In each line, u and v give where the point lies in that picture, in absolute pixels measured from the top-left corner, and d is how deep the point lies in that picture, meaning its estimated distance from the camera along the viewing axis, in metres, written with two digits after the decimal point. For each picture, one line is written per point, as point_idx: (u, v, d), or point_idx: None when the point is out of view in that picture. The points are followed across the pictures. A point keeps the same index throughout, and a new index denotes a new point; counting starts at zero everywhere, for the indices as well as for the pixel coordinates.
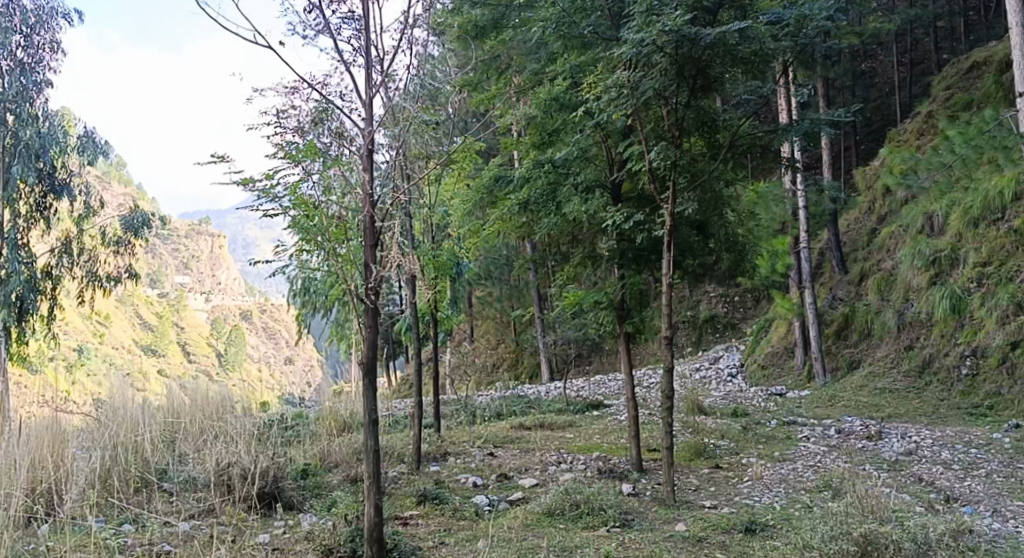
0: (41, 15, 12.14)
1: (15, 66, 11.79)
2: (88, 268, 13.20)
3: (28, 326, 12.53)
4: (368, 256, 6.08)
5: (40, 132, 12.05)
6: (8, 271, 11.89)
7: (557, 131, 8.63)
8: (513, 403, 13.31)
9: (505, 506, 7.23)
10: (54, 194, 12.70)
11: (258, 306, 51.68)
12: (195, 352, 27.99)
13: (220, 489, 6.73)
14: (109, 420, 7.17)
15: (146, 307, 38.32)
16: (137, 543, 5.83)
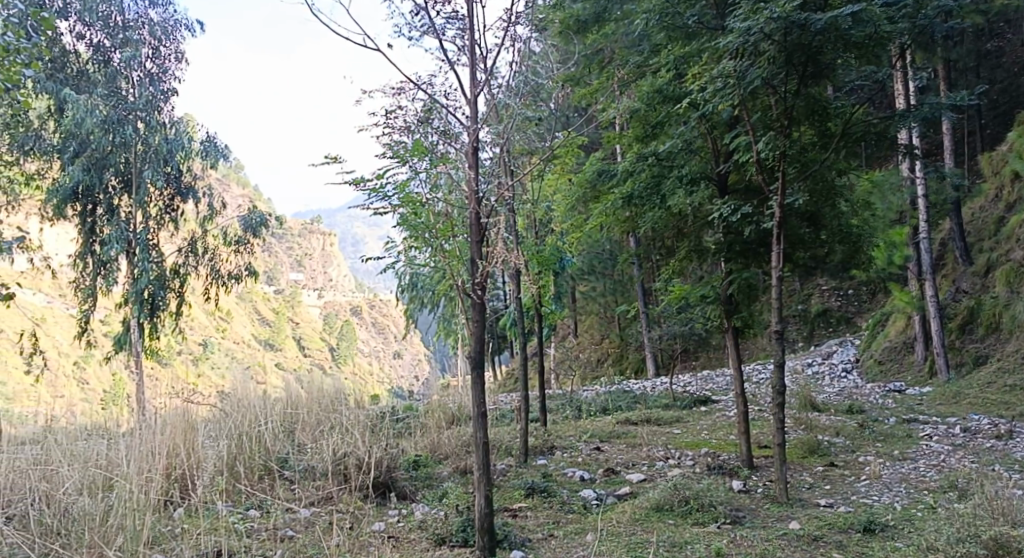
0: (164, 27, 12.84)
1: (146, 76, 12.52)
2: (211, 267, 13.83)
3: (159, 322, 13.22)
4: (475, 252, 6.22)
5: (167, 138, 12.64)
6: (138, 271, 12.49)
7: (661, 123, 8.50)
8: (619, 398, 13.29)
9: (613, 500, 7.23)
10: (180, 197, 13.28)
11: (367, 301, 53.07)
12: (308, 346, 29.00)
13: (337, 478, 6.98)
14: (233, 411, 7.46)
15: (263, 303, 39.90)
16: (262, 527, 6.13)
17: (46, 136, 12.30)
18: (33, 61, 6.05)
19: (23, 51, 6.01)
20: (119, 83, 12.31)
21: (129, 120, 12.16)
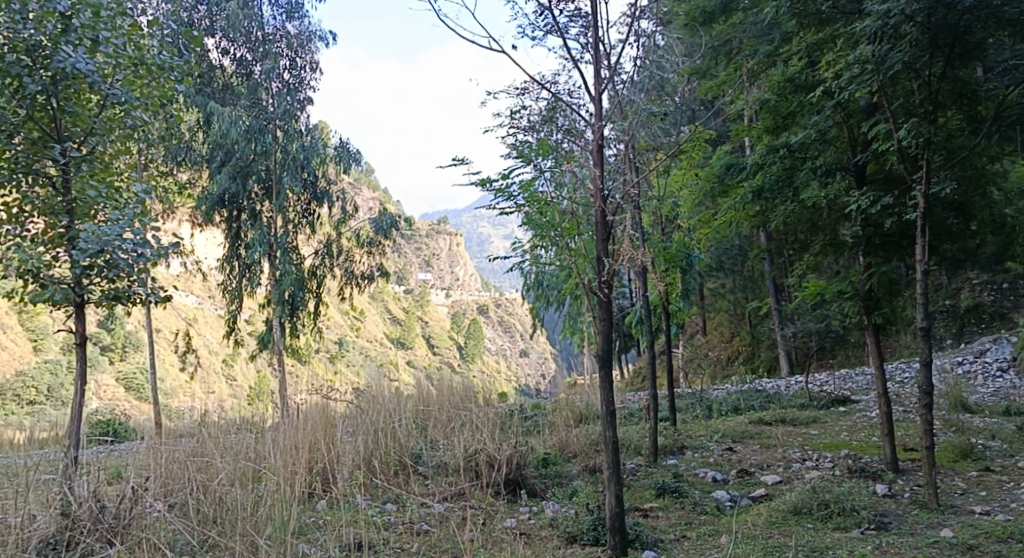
0: (301, 39, 13.33)
1: (284, 87, 12.99)
2: (346, 268, 14.30)
3: (299, 322, 13.78)
4: (601, 250, 6.14)
5: (304, 145, 13.05)
6: (280, 272, 13.00)
7: (792, 114, 8.20)
8: (751, 397, 12.93)
9: (747, 502, 7.05)
10: (316, 201, 13.77)
11: (494, 300, 53.74)
12: (438, 344, 29.60)
13: (468, 474, 7.06)
14: (368, 408, 7.66)
15: (394, 303, 41.08)
16: (399, 521, 6.28)
17: (195, 147, 13.00)
18: (185, 77, 6.39)
19: (177, 68, 6.36)
20: (260, 94, 12.87)
21: (269, 129, 12.68)
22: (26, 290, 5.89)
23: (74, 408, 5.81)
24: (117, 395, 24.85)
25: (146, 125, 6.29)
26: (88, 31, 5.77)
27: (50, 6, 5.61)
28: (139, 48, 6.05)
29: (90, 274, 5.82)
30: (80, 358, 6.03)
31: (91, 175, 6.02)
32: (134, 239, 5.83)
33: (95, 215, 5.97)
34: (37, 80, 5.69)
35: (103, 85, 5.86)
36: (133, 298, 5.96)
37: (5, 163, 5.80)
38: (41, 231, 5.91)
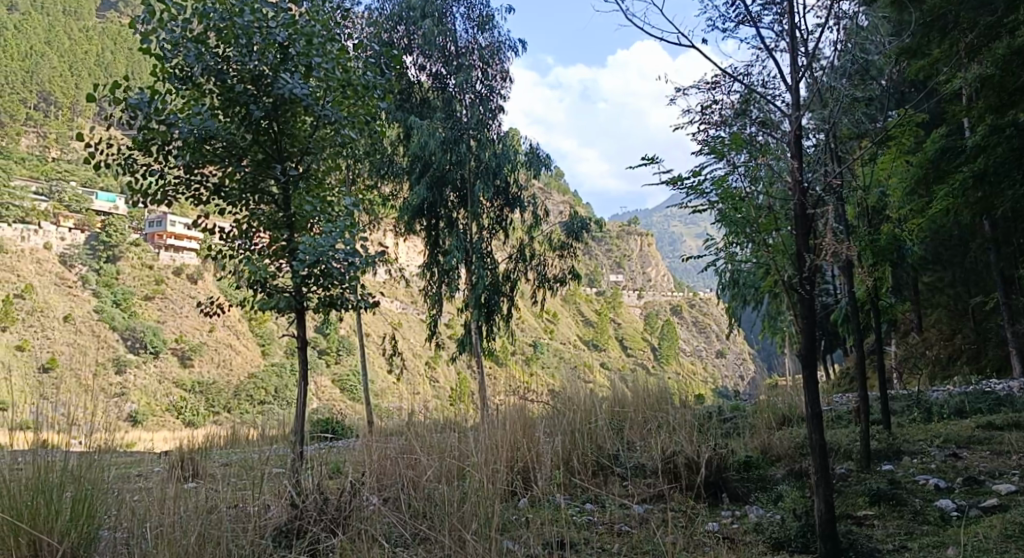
0: (491, 49, 13.55)
1: (477, 97, 13.39)
2: (540, 272, 14.21)
3: (495, 326, 13.96)
4: (802, 244, 5.87)
5: (496, 153, 13.28)
6: (476, 277, 13.30)
7: (1018, 91, 7.70)
8: (977, 400, 11.91)
9: (977, 512, 6.51)
10: (509, 207, 13.90)
11: (687, 302, 53.31)
12: (632, 346, 29.33)
13: (667, 476, 6.98)
14: (567, 407, 7.67)
15: (587, 305, 41.58)
16: (599, 521, 6.31)
17: (396, 160, 13.58)
18: (387, 94, 6.74)
19: (380, 86, 6.74)
20: (454, 107, 13.30)
21: (463, 139, 13.07)
22: (255, 299, 6.42)
23: (298, 407, 6.25)
24: (333, 397, 26.43)
25: (354, 142, 6.66)
26: (303, 59, 6.24)
27: (271, 38, 6.13)
28: (347, 70, 6.44)
29: (309, 282, 6.26)
30: (301, 361, 6.48)
31: (307, 192, 6.47)
32: (346, 249, 6.22)
33: (311, 227, 6.41)
34: (262, 106, 6.22)
35: (315, 106, 6.29)
36: (347, 304, 6.36)
37: (235, 184, 6.38)
38: (268, 245, 6.44)
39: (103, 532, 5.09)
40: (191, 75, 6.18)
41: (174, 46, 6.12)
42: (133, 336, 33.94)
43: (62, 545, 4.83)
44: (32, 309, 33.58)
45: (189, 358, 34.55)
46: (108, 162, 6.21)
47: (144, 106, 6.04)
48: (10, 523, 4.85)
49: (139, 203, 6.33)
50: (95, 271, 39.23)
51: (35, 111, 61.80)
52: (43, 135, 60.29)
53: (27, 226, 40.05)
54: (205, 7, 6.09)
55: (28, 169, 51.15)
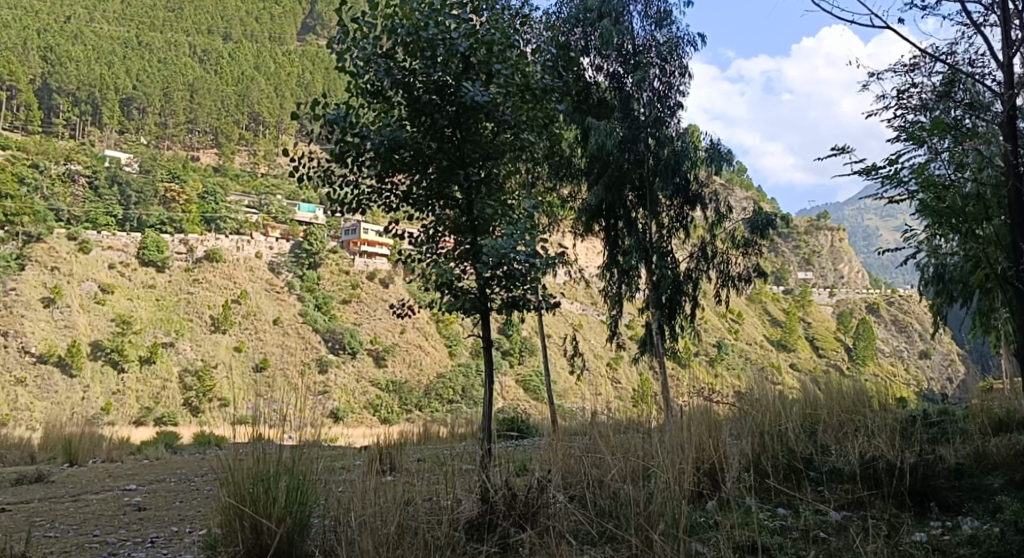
0: (670, 45, 12.94)
1: (655, 95, 12.82)
2: (723, 270, 13.55)
3: (678, 326, 13.59)
4: None
5: (675, 150, 12.67)
6: (657, 277, 12.90)
7: None
8: None
9: None
10: (689, 204, 13.37)
11: (885, 299, 50.34)
12: (825, 347, 27.97)
13: (868, 482, 6.62)
14: (754, 406, 7.24)
15: (775, 304, 40.02)
16: (794, 527, 6.07)
17: (574, 161, 13.16)
18: (563, 96, 6.83)
19: (557, 90, 6.83)
20: (631, 106, 12.75)
21: (642, 137, 12.59)
22: (442, 301, 6.62)
23: (485, 407, 6.39)
24: (519, 397, 27.05)
25: (533, 145, 6.75)
26: (484, 67, 6.43)
27: (454, 48, 6.35)
28: (526, 75, 6.56)
29: (492, 284, 6.43)
30: (487, 361, 6.64)
31: (489, 196, 6.61)
32: (527, 251, 6.31)
33: (493, 231, 6.56)
34: (446, 114, 6.44)
35: (496, 112, 6.45)
36: (529, 305, 6.47)
37: (422, 191, 6.61)
38: (454, 249, 6.65)
39: (314, 519, 5.42)
40: (380, 89, 6.50)
41: (366, 63, 6.46)
42: (334, 337, 36.62)
43: (281, 530, 5.20)
44: (247, 313, 37.61)
45: (384, 359, 36.40)
46: (310, 175, 6.65)
47: (341, 121, 6.43)
48: (236, 506, 5.28)
49: (337, 213, 6.75)
50: (299, 277, 42.10)
51: (247, 131, 66.97)
52: (252, 152, 65.01)
53: (242, 237, 43.70)
54: (393, 24, 6.38)
55: (242, 184, 55.84)
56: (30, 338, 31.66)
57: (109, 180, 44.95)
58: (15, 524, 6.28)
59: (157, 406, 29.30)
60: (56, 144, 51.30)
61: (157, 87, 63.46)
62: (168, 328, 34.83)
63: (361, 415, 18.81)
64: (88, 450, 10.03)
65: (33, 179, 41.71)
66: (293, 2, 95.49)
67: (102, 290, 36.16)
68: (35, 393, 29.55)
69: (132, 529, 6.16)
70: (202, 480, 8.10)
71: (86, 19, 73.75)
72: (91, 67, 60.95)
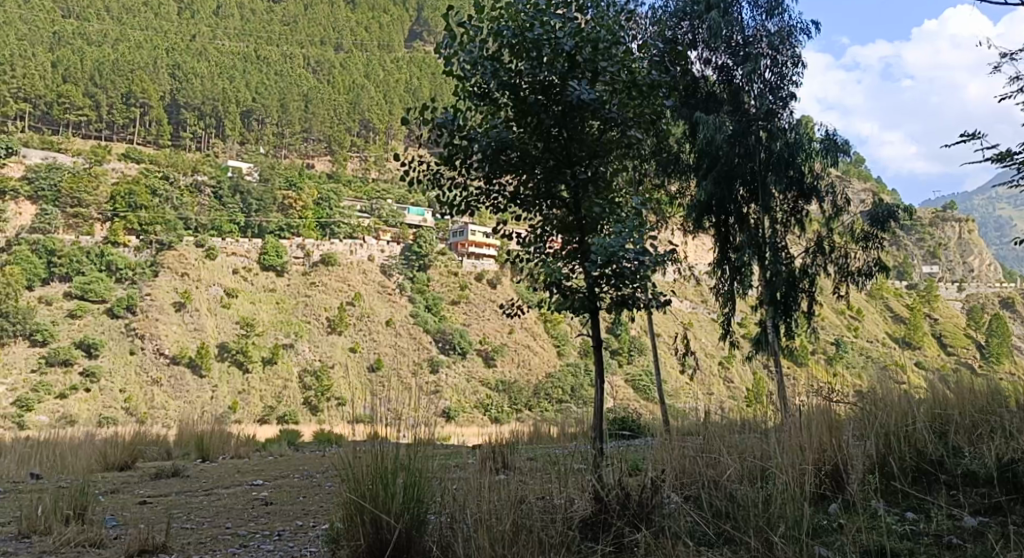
0: (781, 35, 12.52)
1: (766, 87, 12.47)
2: (841, 264, 13.03)
3: (794, 324, 13.15)
4: None
5: (788, 142, 12.24)
6: (771, 272, 12.45)
7: None
8: None
9: None
10: (804, 198, 12.93)
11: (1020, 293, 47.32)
12: (953, 346, 26.53)
13: (1006, 485, 6.26)
14: (878, 405, 6.89)
15: (898, 299, 38.24)
16: (925, 532, 5.81)
17: (683, 157, 12.96)
18: (671, 91, 6.72)
19: (664, 85, 6.72)
20: (741, 98, 12.55)
21: (753, 130, 12.25)
22: (551, 301, 6.60)
23: (597, 406, 6.34)
24: (630, 397, 26.79)
25: (641, 142, 6.67)
26: (590, 64, 6.40)
27: (559, 48, 6.34)
28: (632, 72, 6.50)
29: (601, 282, 6.38)
30: (597, 360, 6.58)
31: (597, 195, 6.55)
32: (636, 248, 6.25)
33: (601, 230, 6.49)
34: (552, 114, 6.44)
35: (602, 109, 6.42)
36: (638, 303, 6.39)
37: (530, 191, 6.63)
38: (562, 248, 6.62)
39: (431, 516, 5.53)
40: (488, 91, 6.56)
41: (473, 66, 6.54)
42: (445, 338, 37.23)
43: (400, 525, 5.34)
44: (361, 315, 38.69)
45: (493, 359, 36.71)
46: (420, 178, 6.76)
47: (449, 124, 6.55)
48: (356, 502, 5.44)
49: (446, 215, 6.83)
50: (410, 279, 42.94)
51: (360, 137, 68.75)
52: (364, 158, 66.72)
53: (355, 242, 45.15)
54: (499, 26, 6.44)
55: (355, 190, 57.39)
56: (164, 340, 33.52)
57: (232, 189, 47.03)
58: (155, 515, 6.65)
59: (278, 406, 30.51)
60: (184, 157, 54.07)
61: (274, 99, 66.02)
62: (288, 330, 36.20)
63: (473, 415, 19.05)
64: (217, 447, 10.52)
65: (164, 190, 44.15)
66: (401, 10, 97.52)
67: (227, 294, 37.85)
68: (169, 392, 31.24)
69: (260, 522, 6.42)
70: (323, 476, 8.36)
71: (209, 37, 77.51)
72: (214, 82, 63.98)
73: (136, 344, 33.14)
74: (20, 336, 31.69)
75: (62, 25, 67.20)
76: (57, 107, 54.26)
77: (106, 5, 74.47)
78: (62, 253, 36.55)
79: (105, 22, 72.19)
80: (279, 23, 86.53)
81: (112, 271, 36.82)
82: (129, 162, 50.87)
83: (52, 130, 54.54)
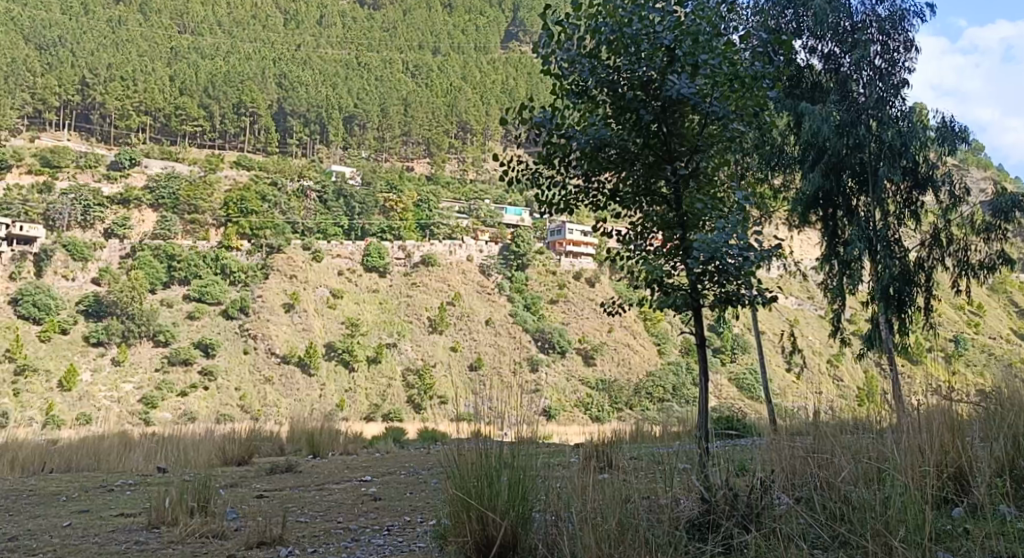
0: (892, 20, 12.11)
1: (876, 74, 11.97)
2: (960, 256, 12.55)
3: (908, 319, 12.62)
4: None
5: (901, 132, 11.67)
6: (881, 266, 11.95)
7: None
8: None
9: None
10: (919, 189, 12.38)
11: None
12: None
13: None
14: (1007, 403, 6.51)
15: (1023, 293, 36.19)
16: None
17: (786, 150, 12.55)
18: (775, 83, 6.50)
19: (769, 76, 6.52)
20: (850, 87, 12.00)
21: (862, 120, 11.71)
22: (652, 299, 6.52)
23: (702, 404, 6.22)
24: (733, 396, 26.27)
25: (744, 135, 6.48)
26: (690, 58, 6.23)
27: (658, 42, 6.23)
28: (734, 63, 6.31)
29: (704, 279, 6.26)
30: (701, 358, 6.45)
31: (699, 189, 6.39)
32: (739, 244, 6.08)
33: (704, 226, 6.34)
34: (651, 110, 6.34)
35: (702, 104, 6.25)
36: (743, 300, 6.23)
37: (630, 188, 6.57)
38: (662, 245, 6.53)
39: (535, 514, 5.52)
40: (586, 89, 6.51)
41: (571, 64, 6.52)
42: (544, 337, 37.33)
43: (505, 523, 5.36)
44: (461, 315, 39.13)
45: (593, 358, 36.58)
46: (519, 178, 6.81)
47: (547, 122, 6.53)
48: (463, 500, 5.49)
49: (545, 214, 6.87)
50: (509, 279, 43.21)
51: (458, 139, 69.31)
52: (462, 159, 67.45)
53: (454, 242, 45.74)
54: (597, 23, 6.41)
55: (454, 191, 58.07)
56: (275, 340, 34.74)
57: (336, 193, 48.33)
58: (271, 509, 6.89)
59: (383, 404, 31.23)
60: (291, 163, 55.89)
61: (375, 104, 67.42)
62: (391, 329, 37.02)
63: (573, 415, 19.05)
64: (327, 444, 10.84)
65: (273, 196, 45.82)
66: (497, 12, 97.97)
67: (333, 295, 38.91)
68: (280, 390, 32.31)
69: (370, 517, 6.59)
70: (429, 473, 8.51)
71: (314, 47, 80.07)
72: (318, 90, 65.88)
73: (249, 344, 34.51)
74: (145, 337, 33.46)
75: (178, 40, 70.58)
76: (175, 119, 56.96)
77: (218, 20, 77.87)
78: (182, 258, 38.43)
79: (218, 37, 75.42)
80: (379, 30, 88.61)
81: (226, 274, 38.48)
82: (240, 169, 52.91)
83: (170, 141, 57.26)
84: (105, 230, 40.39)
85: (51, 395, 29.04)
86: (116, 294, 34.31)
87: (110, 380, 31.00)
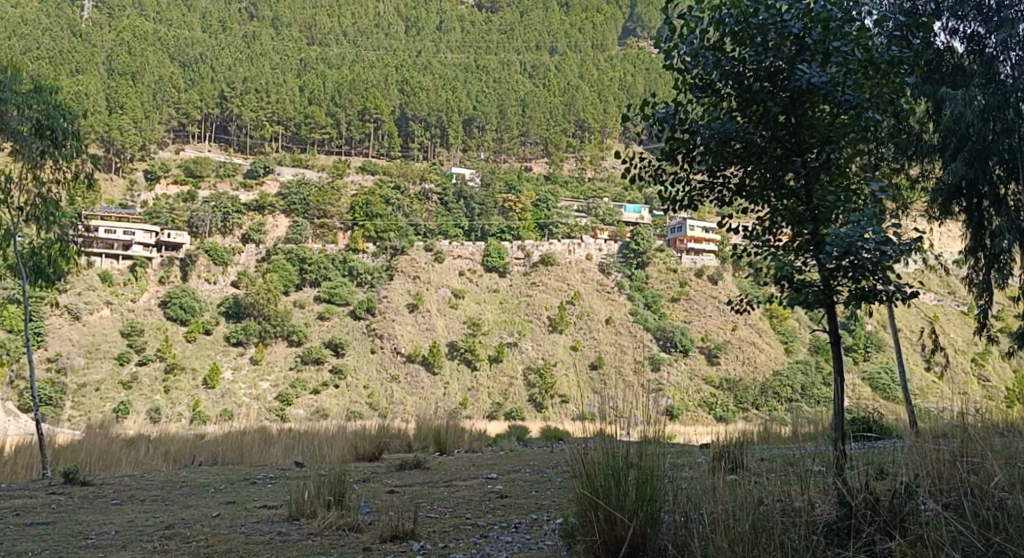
0: None
1: None
2: None
3: None
4: None
5: None
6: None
7: None
8: None
9: None
10: None
11: None
12: None
13: None
14: None
15: None
16: None
17: (925, 138, 11.86)
18: (915, 67, 6.11)
19: (907, 61, 6.14)
20: (996, 68, 11.08)
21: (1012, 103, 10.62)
22: (782, 295, 6.30)
23: (836, 404, 5.98)
24: (865, 396, 25.31)
25: (881, 125, 6.12)
26: (820, 46, 5.98)
27: (786, 31, 6.01)
28: (868, 49, 5.96)
29: (837, 276, 5.97)
30: (835, 357, 6.18)
31: (831, 182, 6.10)
32: (875, 237, 5.77)
33: (836, 219, 6.03)
34: (779, 101, 6.11)
35: (834, 92, 5.95)
36: (880, 296, 5.92)
37: (756, 182, 6.36)
38: (792, 241, 6.26)
39: (664, 514, 5.43)
40: (710, 82, 6.38)
41: (695, 57, 6.43)
42: (665, 335, 36.90)
43: (633, 522, 5.31)
44: (581, 314, 39.10)
45: (716, 356, 35.89)
46: (642, 175, 6.74)
47: (670, 118, 6.47)
48: (590, 498, 5.47)
49: (668, 210, 6.79)
50: (628, 277, 42.87)
51: (576, 137, 69.00)
52: (580, 157, 67.31)
53: (573, 241, 45.86)
54: (721, 14, 6.25)
55: (572, 189, 58.16)
56: (400, 339, 35.63)
57: (457, 195, 48.91)
58: (401, 503, 7.07)
59: (505, 402, 31.65)
60: (413, 166, 57.25)
61: (493, 106, 68.22)
62: (512, 329, 37.39)
63: (696, 415, 18.81)
64: (453, 442, 11.00)
65: (396, 199, 47.05)
66: (613, 9, 97.40)
67: (455, 295, 39.62)
68: (406, 389, 33.11)
69: (497, 514, 6.66)
70: (553, 472, 8.51)
71: (433, 52, 81.87)
72: (438, 95, 67.22)
73: (376, 344, 35.58)
74: (280, 337, 34.93)
75: (307, 52, 73.61)
76: (305, 127, 59.40)
77: (343, 31, 80.74)
78: (312, 261, 39.97)
79: (343, 47, 78.22)
80: (496, 33, 89.73)
81: (353, 276, 39.83)
82: (365, 174, 54.70)
83: (300, 149, 59.96)
84: (243, 236, 42.34)
85: (197, 393, 30.80)
86: (253, 295, 35.98)
87: (248, 378, 32.50)
